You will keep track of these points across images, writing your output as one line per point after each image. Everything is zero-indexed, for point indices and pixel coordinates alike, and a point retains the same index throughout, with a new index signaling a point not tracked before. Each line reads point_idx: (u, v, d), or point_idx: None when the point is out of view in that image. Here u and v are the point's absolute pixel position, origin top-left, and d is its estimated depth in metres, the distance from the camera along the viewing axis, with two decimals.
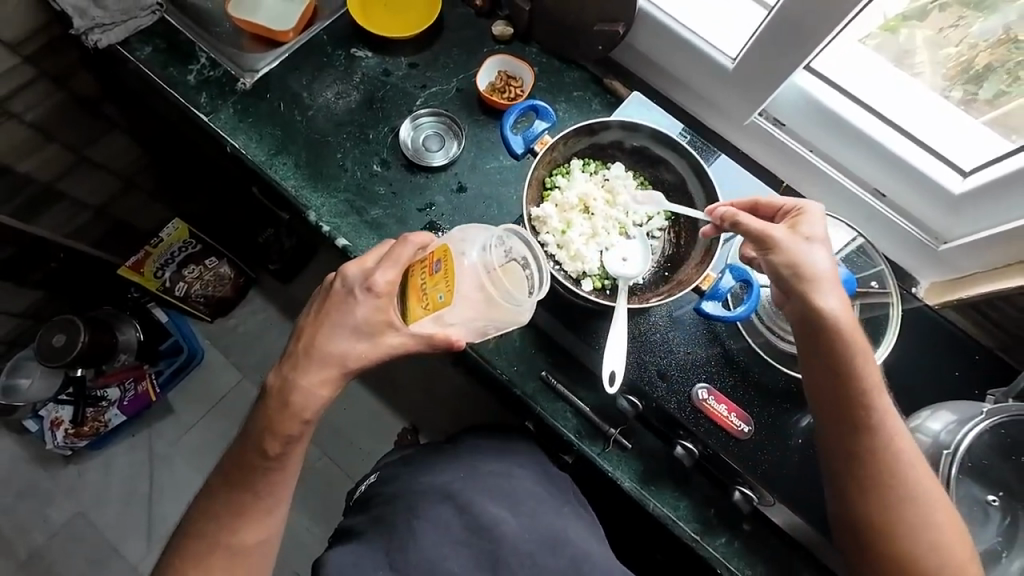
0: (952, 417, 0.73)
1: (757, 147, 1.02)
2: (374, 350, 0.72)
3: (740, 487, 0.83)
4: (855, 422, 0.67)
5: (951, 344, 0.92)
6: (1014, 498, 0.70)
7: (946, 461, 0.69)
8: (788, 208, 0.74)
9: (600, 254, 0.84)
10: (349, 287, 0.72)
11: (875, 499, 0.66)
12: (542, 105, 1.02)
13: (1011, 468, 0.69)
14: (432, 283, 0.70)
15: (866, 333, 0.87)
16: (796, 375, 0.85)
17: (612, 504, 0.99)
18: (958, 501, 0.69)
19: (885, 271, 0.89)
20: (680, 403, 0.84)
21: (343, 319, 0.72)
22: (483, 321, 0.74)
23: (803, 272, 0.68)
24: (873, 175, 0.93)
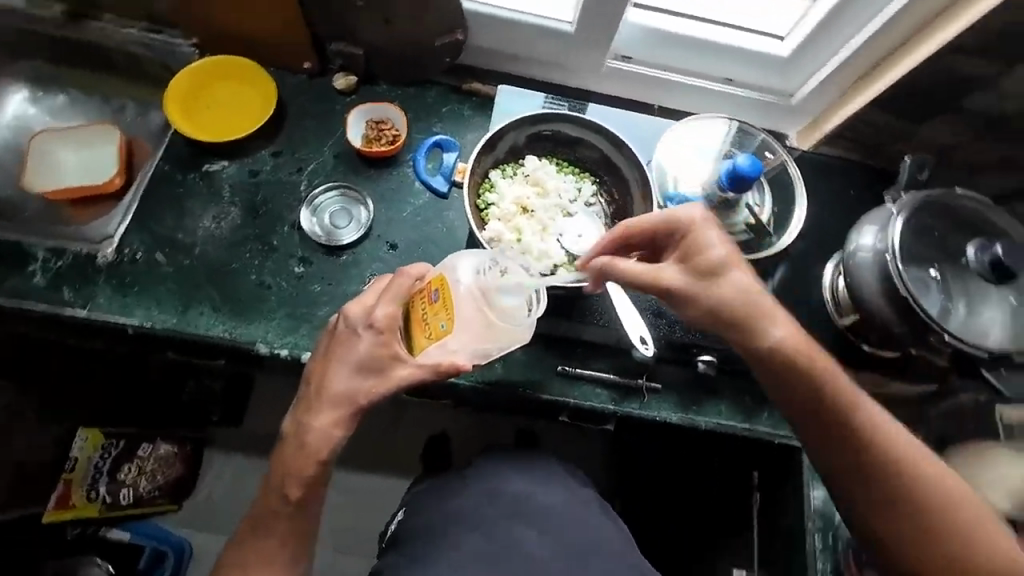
0: (874, 227, 0.88)
1: (620, 86, 1.10)
2: (381, 384, 0.75)
3: None
4: (838, 418, 0.76)
5: (837, 171, 1.09)
6: (948, 265, 0.84)
7: (891, 258, 0.83)
8: (680, 219, 0.77)
9: (559, 243, 0.87)
10: (352, 326, 0.76)
11: (876, 478, 0.75)
12: (442, 138, 1.03)
13: (931, 243, 0.86)
14: (433, 312, 0.73)
15: (781, 196, 1.01)
16: (756, 258, 0.96)
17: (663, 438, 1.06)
18: (913, 284, 0.82)
19: (768, 140, 1.03)
20: (683, 327, 0.94)
21: (348, 355, 0.75)
22: (484, 342, 0.74)
23: (712, 291, 0.76)
24: (719, 69, 1.06)
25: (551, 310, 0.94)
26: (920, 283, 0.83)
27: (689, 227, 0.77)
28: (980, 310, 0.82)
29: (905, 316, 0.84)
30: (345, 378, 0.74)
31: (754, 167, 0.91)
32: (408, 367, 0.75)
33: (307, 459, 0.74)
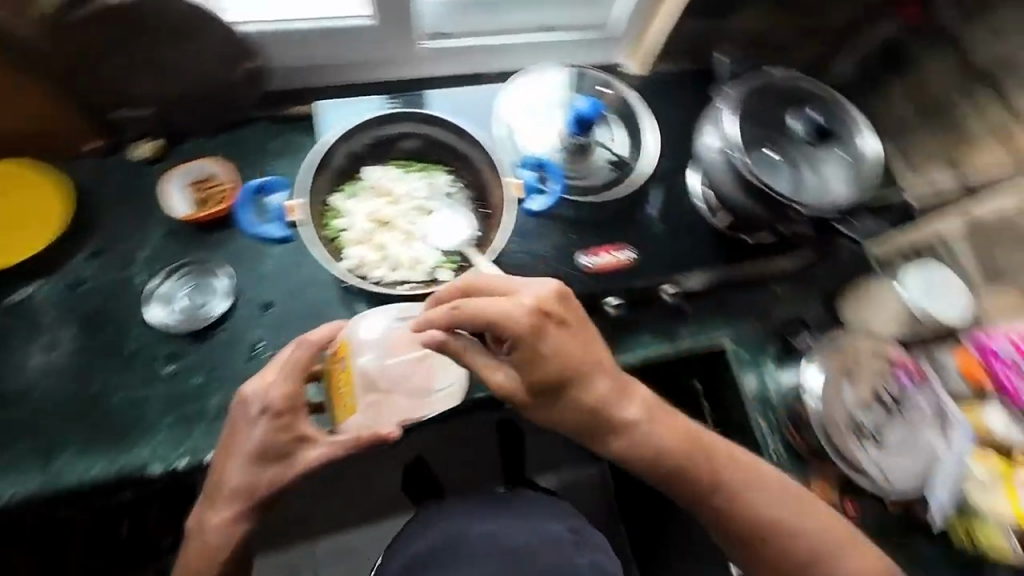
0: (711, 127, 0.92)
1: (448, 64, 1.06)
2: (288, 470, 0.69)
3: (664, 288, 0.97)
4: (692, 494, 0.74)
5: (674, 84, 1.12)
6: (777, 142, 0.91)
7: (732, 150, 0.88)
8: (551, 298, 0.70)
9: (429, 245, 0.84)
10: (249, 412, 0.70)
11: (744, 536, 0.74)
12: (262, 180, 0.94)
13: (761, 125, 0.91)
14: (343, 383, 0.74)
15: (629, 123, 1.03)
16: (623, 190, 0.99)
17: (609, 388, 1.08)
18: (756, 166, 0.88)
19: (598, 75, 1.05)
20: (582, 279, 0.94)
21: (245, 446, 0.69)
22: (403, 401, 0.76)
23: (553, 369, 0.69)
24: (534, 18, 1.07)
25: None
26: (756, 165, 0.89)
27: (561, 301, 0.71)
28: (815, 171, 0.92)
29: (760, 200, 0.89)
30: (242, 470, 0.68)
31: (594, 109, 0.97)
32: (325, 446, 0.70)
33: (205, 558, 0.69)
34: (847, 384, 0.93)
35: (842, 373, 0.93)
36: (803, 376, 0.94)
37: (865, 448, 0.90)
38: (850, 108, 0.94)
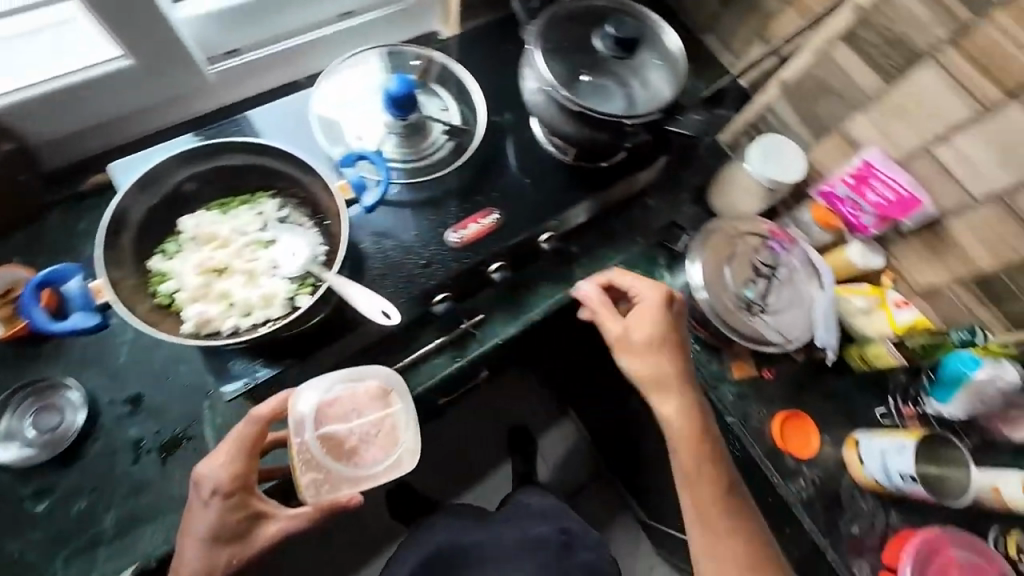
0: (531, 71, 0.92)
1: (252, 83, 1.01)
2: (247, 548, 0.71)
3: (542, 237, 0.98)
4: (686, 442, 0.87)
5: (488, 37, 1.10)
6: (595, 67, 0.92)
7: (554, 90, 0.89)
8: (656, 294, 0.90)
9: (276, 275, 0.77)
10: (200, 496, 0.71)
11: (697, 498, 0.86)
12: (43, 274, 0.80)
13: (572, 54, 0.92)
14: (295, 457, 0.75)
15: (455, 89, 1.02)
16: (468, 154, 0.95)
17: (532, 344, 1.13)
18: (585, 95, 0.90)
19: (410, 50, 1.02)
20: (459, 257, 0.91)
21: (196, 531, 0.70)
22: (358, 469, 0.74)
23: (653, 343, 0.88)
24: (325, 9, 1.00)
25: (338, 331, 0.86)
26: (575, 93, 0.90)
27: (663, 300, 0.90)
28: (636, 79, 0.94)
29: (591, 126, 0.91)
30: (195, 555, 0.69)
31: (404, 87, 0.90)
32: (283, 518, 0.72)
33: None
34: (728, 268, 0.97)
35: (721, 260, 0.98)
36: (692, 277, 0.96)
37: (759, 317, 0.96)
38: (647, 13, 0.97)
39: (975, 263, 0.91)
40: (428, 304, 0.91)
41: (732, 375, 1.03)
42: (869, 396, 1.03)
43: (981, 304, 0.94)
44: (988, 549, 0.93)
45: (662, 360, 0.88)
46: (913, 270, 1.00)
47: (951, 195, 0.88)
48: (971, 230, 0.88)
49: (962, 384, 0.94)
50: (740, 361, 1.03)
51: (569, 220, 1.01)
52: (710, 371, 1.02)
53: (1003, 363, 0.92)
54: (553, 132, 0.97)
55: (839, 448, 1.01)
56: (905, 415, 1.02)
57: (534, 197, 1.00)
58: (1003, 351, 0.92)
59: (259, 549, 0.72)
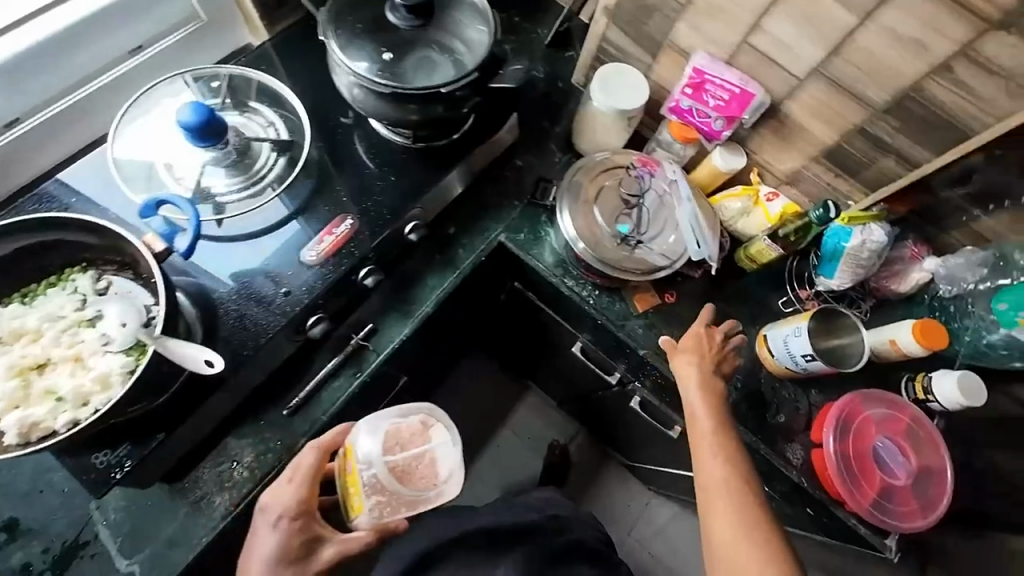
0: (337, 62, 0.86)
1: (52, 150, 0.95)
2: (307, 569, 0.74)
3: (406, 228, 0.94)
4: (708, 403, 0.91)
5: (300, 37, 1.03)
6: (397, 42, 0.89)
7: (378, 78, 0.84)
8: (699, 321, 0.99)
9: (103, 353, 0.70)
10: (267, 518, 0.76)
11: (710, 453, 0.86)
12: None
13: (368, 33, 0.88)
14: (352, 483, 0.76)
15: (274, 100, 0.95)
16: (297, 167, 0.88)
17: (444, 332, 1.13)
18: (408, 74, 0.88)
19: (212, 71, 0.94)
20: (320, 274, 0.86)
21: (258, 555, 0.74)
22: (410, 496, 0.75)
23: (692, 354, 0.96)
24: (103, 50, 0.92)
25: (205, 390, 0.78)
26: (398, 77, 0.86)
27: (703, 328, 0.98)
28: (455, 43, 0.91)
29: (417, 104, 0.87)
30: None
31: (201, 113, 0.79)
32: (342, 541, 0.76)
33: None
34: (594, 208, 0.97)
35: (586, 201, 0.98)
36: (561, 224, 0.95)
37: (633, 249, 0.96)
38: None
39: (818, 141, 0.93)
40: (302, 331, 0.86)
41: (635, 310, 1.04)
42: (765, 289, 1.09)
43: (837, 179, 0.96)
44: (901, 400, 0.97)
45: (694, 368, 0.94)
46: (774, 160, 1.02)
47: (778, 80, 0.89)
48: (806, 108, 0.89)
49: (840, 256, 0.99)
50: (640, 294, 1.05)
51: (429, 204, 0.97)
52: (614, 312, 1.04)
53: (871, 226, 0.97)
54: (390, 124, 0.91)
55: (751, 347, 1.05)
56: (802, 298, 1.07)
57: (380, 192, 0.94)
58: (870, 215, 0.97)
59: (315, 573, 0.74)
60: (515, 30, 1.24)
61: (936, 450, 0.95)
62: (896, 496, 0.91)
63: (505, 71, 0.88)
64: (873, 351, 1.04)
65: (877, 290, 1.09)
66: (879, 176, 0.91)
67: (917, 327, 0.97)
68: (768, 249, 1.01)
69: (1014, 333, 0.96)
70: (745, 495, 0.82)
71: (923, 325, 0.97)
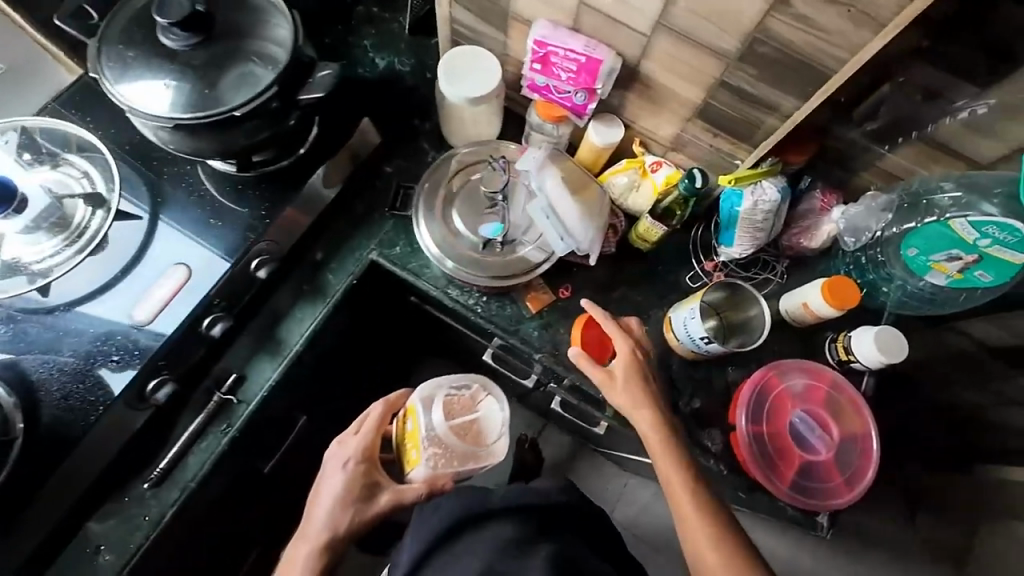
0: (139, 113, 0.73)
1: None
2: (365, 511, 0.82)
3: (253, 266, 0.86)
4: (660, 428, 0.82)
5: None
6: (197, 62, 0.74)
7: (200, 117, 0.73)
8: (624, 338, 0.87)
9: None
10: (333, 462, 0.85)
11: (676, 484, 0.79)
12: None
13: (160, 62, 0.73)
14: (410, 439, 0.82)
15: (83, 146, 0.86)
16: (107, 220, 0.80)
17: (345, 359, 1.06)
18: (229, 89, 0.74)
19: (10, 125, 0.85)
20: (154, 334, 0.79)
21: (326, 492, 0.82)
22: (465, 455, 0.81)
23: (629, 386, 0.85)
24: None
25: (38, 481, 0.73)
26: (213, 98, 0.74)
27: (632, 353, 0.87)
28: (264, 43, 0.77)
29: (227, 130, 0.77)
30: (322, 514, 0.81)
31: None
32: (400, 492, 0.82)
33: None
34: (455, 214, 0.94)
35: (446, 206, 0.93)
36: (416, 232, 0.91)
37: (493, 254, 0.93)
38: None
39: (686, 100, 0.83)
40: (146, 399, 0.79)
41: (528, 312, 0.96)
42: (669, 265, 1.00)
43: (718, 138, 0.87)
44: (819, 367, 0.90)
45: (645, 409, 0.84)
46: (652, 126, 0.92)
47: (627, 40, 0.79)
48: (661, 65, 0.80)
49: (735, 221, 0.91)
50: (531, 294, 0.96)
51: (278, 233, 0.89)
52: (505, 317, 0.96)
53: (762, 184, 0.88)
54: (220, 158, 0.83)
55: (660, 331, 0.97)
56: (709, 270, 1.00)
57: (220, 229, 0.87)
58: (760, 172, 0.87)
59: (373, 515, 0.82)
60: (376, 23, 1.13)
61: (860, 416, 0.89)
62: (817, 473, 0.86)
63: (313, 79, 0.76)
64: (789, 315, 0.97)
65: (791, 249, 1.00)
66: (757, 130, 0.81)
67: (824, 285, 0.90)
68: (654, 227, 0.93)
69: (930, 279, 0.87)
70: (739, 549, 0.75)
71: (830, 282, 0.89)
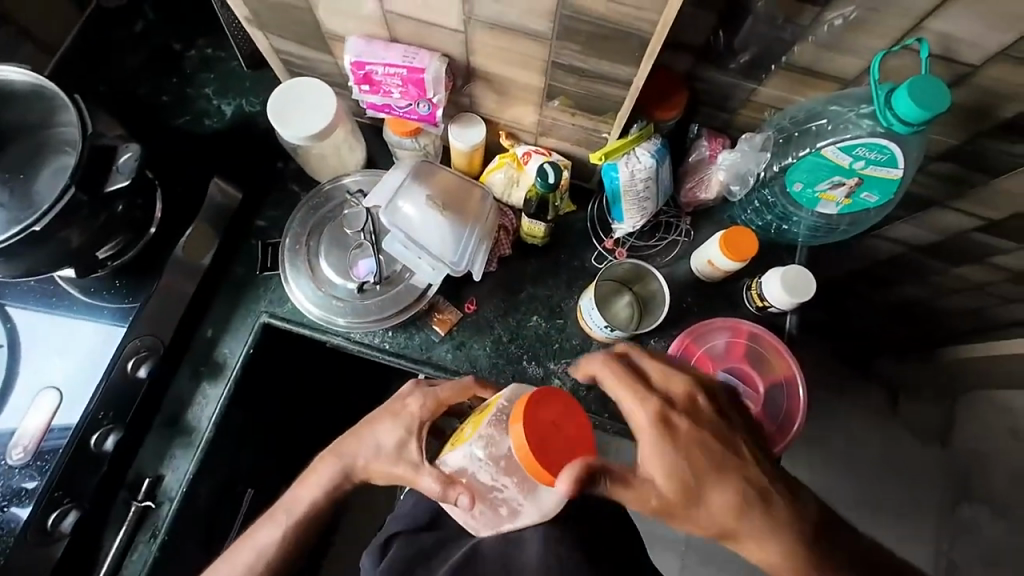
0: None
1: None
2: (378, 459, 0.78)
3: (130, 369, 0.82)
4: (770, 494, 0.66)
5: None
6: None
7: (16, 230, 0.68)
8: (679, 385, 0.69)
9: None
10: (406, 403, 0.78)
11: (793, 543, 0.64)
12: None
13: None
14: (478, 417, 0.68)
15: None
16: None
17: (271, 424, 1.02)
18: (45, 182, 0.70)
19: None
20: (40, 469, 0.75)
21: (379, 426, 0.79)
22: (503, 483, 0.66)
23: (729, 508, 0.63)
24: None
25: None
26: (29, 203, 0.69)
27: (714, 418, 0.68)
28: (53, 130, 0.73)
29: (46, 243, 0.71)
30: (376, 434, 0.78)
31: None
32: (418, 474, 0.73)
33: None
34: (320, 257, 0.90)
35: (312, 250, 0.91)
36: (286, 290, 0.90)
37: (366, 295, 0.89)
38: None
39: (530, 84, 0.78)
40: (54, 533, 0.77)
41: (439, 335, 0.91)
42: (571, 252, 0.96)
43: (577, 116, 0.82)
44: (736, 322, 0.89)
45: (779, 546, 0.64)
46: (513, 115, 0.87)
47: (447, 40, 0.73)
48: (492, 56, 0.74)
49: (619, 194, 0.87)
50: (436, 316, 0.92)
51: (152, 326, 0.85)
52: (415, 346, 0.91)
53: (635, 152, 0.85)
54: (57, 269, 0.76)
55: (575, 322, 0.94)
56: (611, 248, 0.96)
57: (90, 329, 0.83)
58: (628, 140, 0.84)
59: (390, 467, 0.76)
60: (213, 65, 1.02)
61: (782, 359, 0.88)
62: None
63: (116, 165, 0.72)
64: (699, 274, 0.94)
65: (689, 205, 0.96)
66: (607, 101, 0.76)
67: (722, 238, 0.87)
68: (534, 223, 0.90)
69: (822, 209, 0.85)
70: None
71: (727, 234, 0.87)
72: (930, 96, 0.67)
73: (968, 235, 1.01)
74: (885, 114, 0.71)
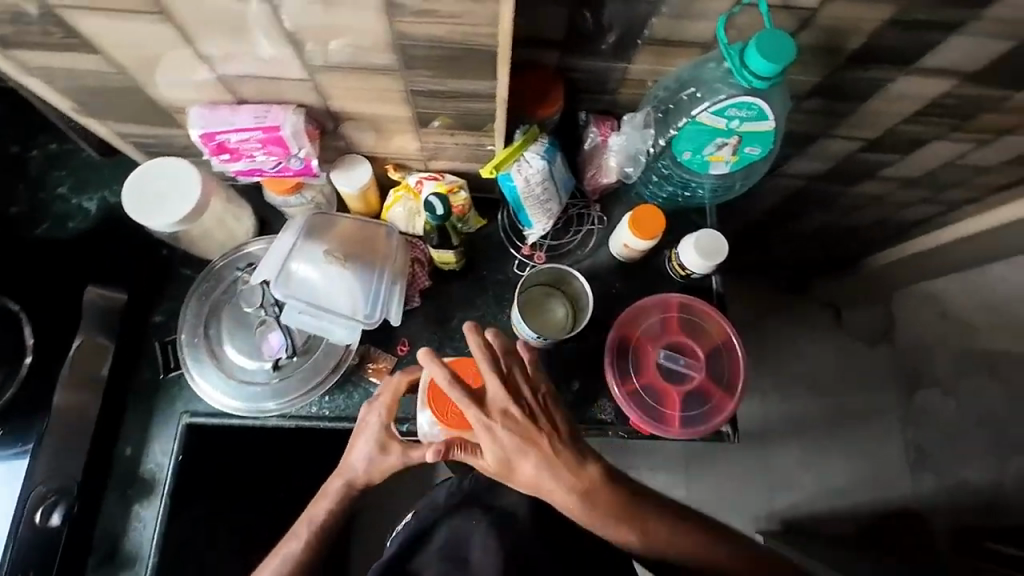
0: None
1: None
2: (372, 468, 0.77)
3: (41, 519, 0.75)
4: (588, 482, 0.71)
5: None
6: None
7: None
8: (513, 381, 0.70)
9: None
10: (366, 415, 0.78)
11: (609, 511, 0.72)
12: None
13: None
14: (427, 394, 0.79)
15: None
16: None
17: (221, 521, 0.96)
18: None
19: None
20: None
21: (359, 439, 0.78)
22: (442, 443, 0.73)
23: (534, 481, 0.70)
24: None
25: None
26: None
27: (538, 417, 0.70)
28: None
29: None
30: (359, 452, 0.77)
31: None
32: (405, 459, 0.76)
33: None
34: (224, 343, 0.84)
35: (213, 338, 0.85)
36: (194, 388, 0.83)
37: (285, 372, 0.84)
38: None
39: (400, 114, 0.74)
40: None
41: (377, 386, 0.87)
42: (492, 267, 0.94)
43: (458, 135, 0.80)
44: (665, 297, 0.89)
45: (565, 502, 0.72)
46: (393, 146, 0.83)
47: (298, 90, 0.69)
48: (350, 96, 0.70)
49: (520, 201, 0.86)
50: (370, 366, 0.87)
51: (56, 465, 0.77)
52: (356, 405, 0.86)
53: (525, 157, 0.83)
54: None
55: (512, 335, 0.92)
56: (529, 254, 0.95)
57: None
58: (515, 146, 0.82)
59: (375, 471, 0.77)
60: (63, 161, 0.93)
61: (713, 322, 0.90)
62: (698, 396, 0.87)
63: None
64: (620, 258, 0.95)
65: (595, 191, 0.96)
66: (481, 115, 0.74)
67: (630, 220, 0.88)
68: (443, 253, 0.87)
69: (715, 171, 0.87)
70: (594, 528, 0.74)
71: (635, 216, 0.88)
72: (776, 50, 0.70)
73: (857, 156, 1.06)
74: (742, 73, 0.73)
